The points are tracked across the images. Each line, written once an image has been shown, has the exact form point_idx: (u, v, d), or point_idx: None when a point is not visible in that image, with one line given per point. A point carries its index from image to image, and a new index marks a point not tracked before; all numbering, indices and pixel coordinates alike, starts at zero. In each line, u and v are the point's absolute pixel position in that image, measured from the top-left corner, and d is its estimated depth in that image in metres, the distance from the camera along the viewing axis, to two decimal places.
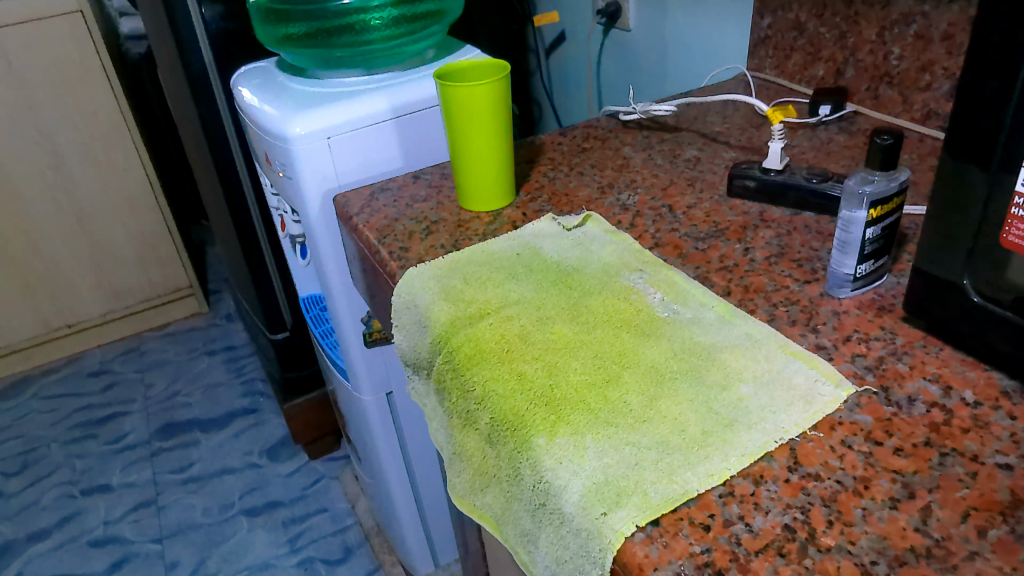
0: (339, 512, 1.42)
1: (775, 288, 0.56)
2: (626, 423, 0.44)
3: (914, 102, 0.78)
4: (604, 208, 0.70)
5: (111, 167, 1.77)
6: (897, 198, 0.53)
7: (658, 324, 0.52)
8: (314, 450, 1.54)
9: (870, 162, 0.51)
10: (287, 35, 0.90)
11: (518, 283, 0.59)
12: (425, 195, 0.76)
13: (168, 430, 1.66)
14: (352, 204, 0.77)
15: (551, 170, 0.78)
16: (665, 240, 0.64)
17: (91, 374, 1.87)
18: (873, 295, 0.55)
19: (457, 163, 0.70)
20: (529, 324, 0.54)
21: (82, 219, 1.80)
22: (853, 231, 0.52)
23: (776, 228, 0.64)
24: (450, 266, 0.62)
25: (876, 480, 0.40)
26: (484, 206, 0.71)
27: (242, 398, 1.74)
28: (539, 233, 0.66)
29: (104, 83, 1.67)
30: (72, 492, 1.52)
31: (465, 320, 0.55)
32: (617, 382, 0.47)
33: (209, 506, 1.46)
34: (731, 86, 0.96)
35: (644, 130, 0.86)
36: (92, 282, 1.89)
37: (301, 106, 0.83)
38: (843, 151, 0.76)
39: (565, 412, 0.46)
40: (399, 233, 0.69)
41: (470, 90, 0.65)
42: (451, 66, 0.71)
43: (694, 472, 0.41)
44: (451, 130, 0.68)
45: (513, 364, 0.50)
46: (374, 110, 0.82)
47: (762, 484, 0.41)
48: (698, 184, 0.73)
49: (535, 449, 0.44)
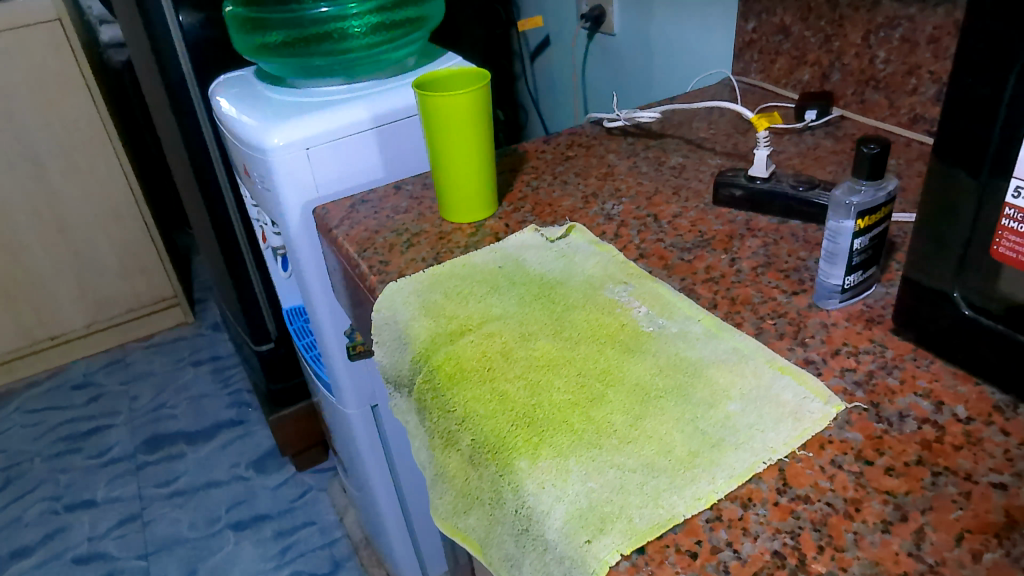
0: (327, 524, 1.40)
1: (762, 300, 0.55)
2: (611, 443, 0.43)
3: (901, 106, 0.77)
4: (588, 218, 0.69)
5: (93, 176, 1.75)
6: (885, 208, 0.51)
7: (644, 339, 0.51)
8: (301, 461, 1.52)
9: (858, 172, 0.50)
10: (264, 44, 0.89)
11: (500, 297, 0.57)
12: (407, 206, 0.75)
13: (153, 442, 1.63)
14: (331, 216, 0.75)
15: (535, 179, 0.77)
16: (651, 251, 0.63)
17: (75, 386, 1.84)
18: (862, 306, 0.54)
19: (438, 174, 0.69)
20: (511, 340, 0.52)
21: (64, 230, 1.77)
22: (841, 241, 0.51)
23: (764, 237, 0.63)
24: (432, 280, 0.61)
25: (868, 502, 0.39)
26: (467, 217, 0.70)
27: (229, 409, 1.71)
28: (522, 244, 0.65)
29: (84, 90, 1.65)
30: (55, 508, 1.49)
31: (445, 337, 0.54)
32: (601, 401, 0.46)
33: (194, 520, 1.44)
34: (717, 91, 0.95)
35: (630, 137, 0.85)
36: (74, 293, 1.86)
37: (280, 117, 0.81)
38: (831, 157, 0.75)
39: (547, 433, 0.44)
40: (380, 246, 0.68)
41: (450, 99, 0.63)
42: (431, 74, 0.69)
43: (681, 496, 0.40)
44: (432, 140, 0.67)
45: (495, 384, 0.49)
46: (353, 120, 0.80)
47: (750, 507, 0.40)
48: (683, 192, 0.72)
49: (517, 473, 0.43)
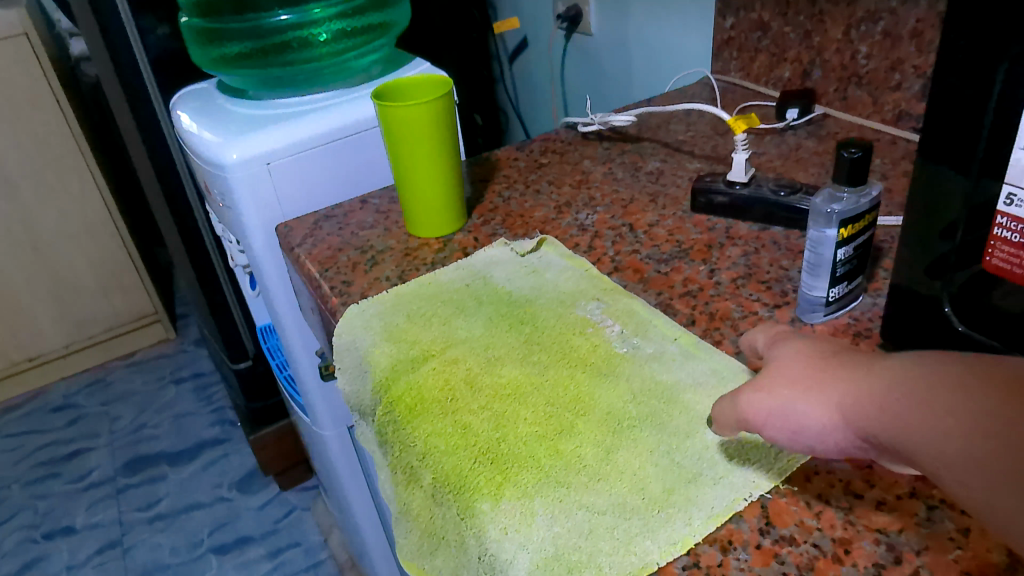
0: (312, 546, 1.37)
1: (743, 315, 0.52)
2: (580, 481, 0.40)
3: (885, 103, 0.74)
4: (561, 229, 0.66)
5: (67, 194, 1.71)
6: (869, 215, 0.48)
7: (616, 362, 0.48)
8: (285, 480, 1.48)
9: (838, 177, 0.47)
10: (221, 57, 0.86)
11: (466, 319, 0.54)
12: (372, 221, 0.71)
13: (134, 465, 1.59)
14: (294, 233, 0.72)
15: (506, 189, 0.74)
16: (626, 263, 0.59)
17: (55, 408, 1.80)
18: (849, 319, 0.50)
19: (402, 187, 0.65)
20: (476, 366, 0.49)
21: (38, 249, 1.73)
22: (824, 251, 0.48)
23: (744, 245, 0.60)
24: (395, 302, 0.57)
25: (858, 542, 0.36)
26: (433, 231, 0.67)
27: (212, 428, 1.67)
28: (491, 260, 0.61)
29: (55, 107, 1.61)
30: (33, 537, 1.45)
31: (407, 364, 0.50)
32: (570, 433, 0.43)
33: (176, 545, 1.40)
34: (696, 91, 0.92)
35: (605, 142, 0.82)
36: (51, 313, 1.82)
37: (239, 131, 0.77)
38: (813, 158, 0.72)
39: (511, 470, 0.41)
40: (343, 265, 0.65)
41: (410, 110, 0.60)
42: (389, 83, 0.66)
43: (654, 541, 0.36)
44: (394, 152, 0.63)
45: (457, 416, 0.45)
46: (316, 132, 0.77)
47: (730, 552, 0.36)
48: (660, 199, 0.69)
49: (478, 516, 0.39)
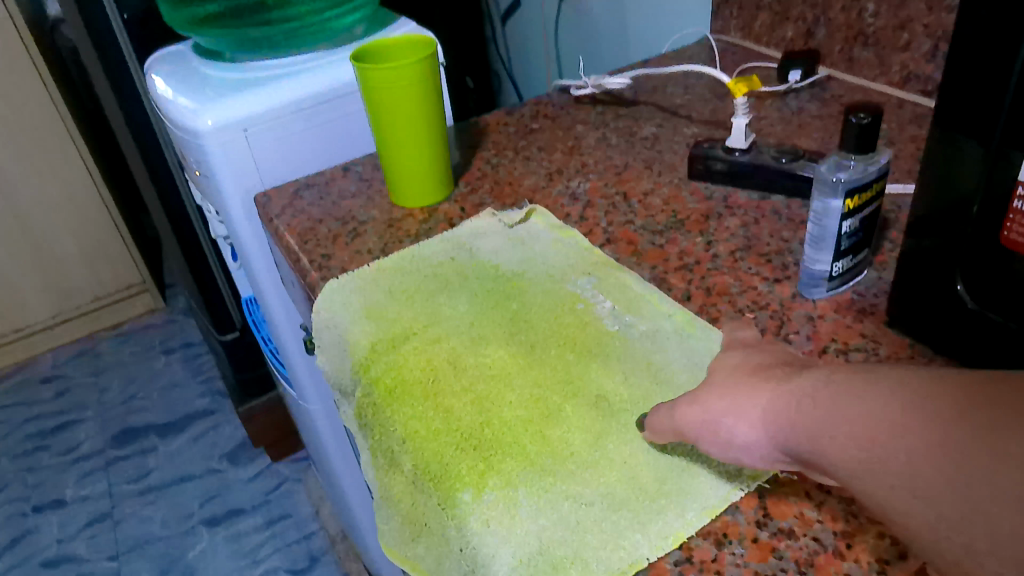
0: (303, 517, 1.36)
1: (741, 290, 0.49)
2: (567, 471, 0.38)
3: (892, 65, 0.70)
4: (551, 198, 0.63)
5: (48, 162, 1.66)
6: (877, 185, 0.45)
7: (607, 341, 0.45)
8: (277, 452, 1.47)
9: (845, 144, 0.44)
10: (197, 18, 0.83)
11: (450, 295, 0.51)
12: (354, 190, 0.68)
13: (124, 437, 1.58)
14: (272, 204, 0.69)
15: (495, 155, 0.70)
16: (619, 235, 0.56)
17: (43, 380, 1.78)
18: (853, 294, 0.48)
19: (385, 155, 0.62)
20: (460, 346, 0.46)
21: (20, 219, 1.69)
22: (828, 223, 0.45)
23: (743, 215, 0.57)
24: (376, 277, 0.54)
25: (861, 536, 0.34)
26: (418, 201, 0.64)
27: (202, 399, 1.65)
28: (477, 231, 0.58)
29: (31, 71, 1.55)
30: (23, 509, 1.44)
31: (387, 343, 0.48)
32: (557, 418, 0.40)
33: (167, 518, 1.39)
34: (695, 51, 0.88)
35: (599, 106, 0.78)
36: (36, 283, 1.79)
37: (214, 95, 0.73)
38: (816, 123, 0.69)
39: (494, 458, 0.39)
40: (323, 237, 0.62)
41: (392, 72, 0.56)
42: (370, 45, 0.62)
43: (645, 534, 0.35)
44: (375, 118, 0.60)
45: (439, 399, 0.43)
46: (295, 97, 0.73)
47: (725, 546, 0.34)
48: (656, 166, 0.65)
49: (460, 508, 0.37)
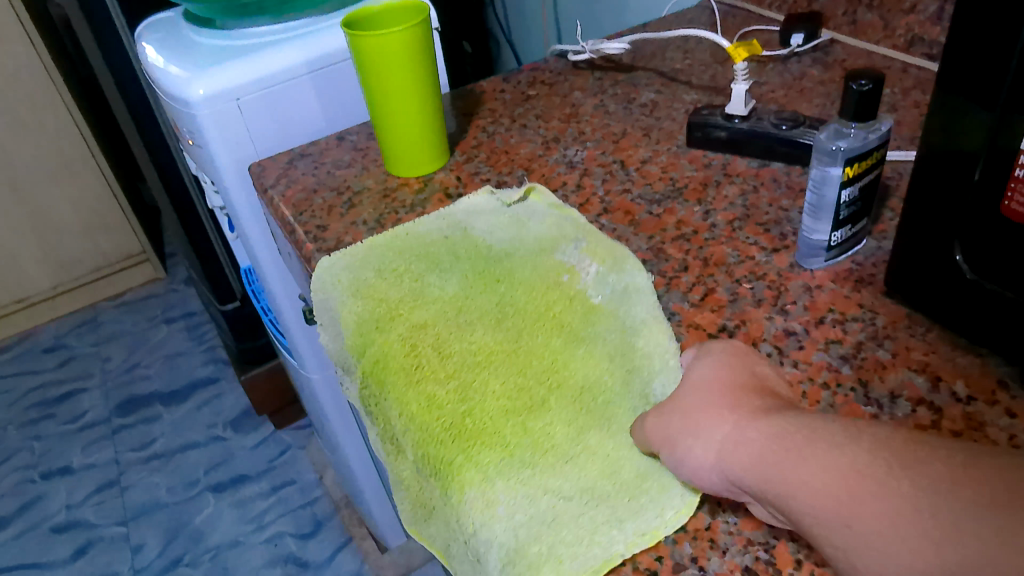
0: (307, 484, 1.38)
1: (739, 260, 0.49)
2: (549, 465, 0.37)
3: (897, 27, 0.69)
4: (548, 166, 0.62)
5: (43, 132, 1.64)
6: (878, 153, 0.45)
7: (593, 325, 0.45)
8: (280, 419, 1.48)
9: (844, 112, 0.43)
10: None
11: (440, 276, 0.51)
12: (349, 159, 0.67)
13: (128, 405, 1.59)
14: (267, 173, 0.68)
15: (491, 124, 0.69)
16: (616, 205, 0.56)
17: (46, 350, 1.78)
18: (851, 264, 0.48)
19: (378, 124, 0.61)
20: (444, 332, 0.46)
21: (17, 189, 1.68)
22: (826, 192, 0.45)
23: (742, 183, 0.56)
24: (368, 254, 0.54)
25: None
26: (413, 171, 0.63)
27: (204, 367, 1.66)
28: (473, 209, 0.58)
29: (23, 39, 1.53)
30: (31, 477, 1.46)
31: (374, 329, 0.48)
32: (539, 409, 0.40)
33: (172, 485, 1.41)
34: (695, 14, 0.86)
35: (597, 72, 0.77)
36: (36, 253, 1.79)
37: (203, 64, 0.72)
38: (818, 87, 0.67)
39: (473, 450, 0.39)
40: (318, 208, 0.61)
41: (383, 40, 0.55)
42: (362, 11, 0.61)
43: (622, 531, 0.35)
44: (368, 88, 0.59)
45: (422, 387, 0.43)
46: (286, 65, 0.72)
47: (720, 515, 0.35)
48: (654, 133, 0.65)
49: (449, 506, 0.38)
